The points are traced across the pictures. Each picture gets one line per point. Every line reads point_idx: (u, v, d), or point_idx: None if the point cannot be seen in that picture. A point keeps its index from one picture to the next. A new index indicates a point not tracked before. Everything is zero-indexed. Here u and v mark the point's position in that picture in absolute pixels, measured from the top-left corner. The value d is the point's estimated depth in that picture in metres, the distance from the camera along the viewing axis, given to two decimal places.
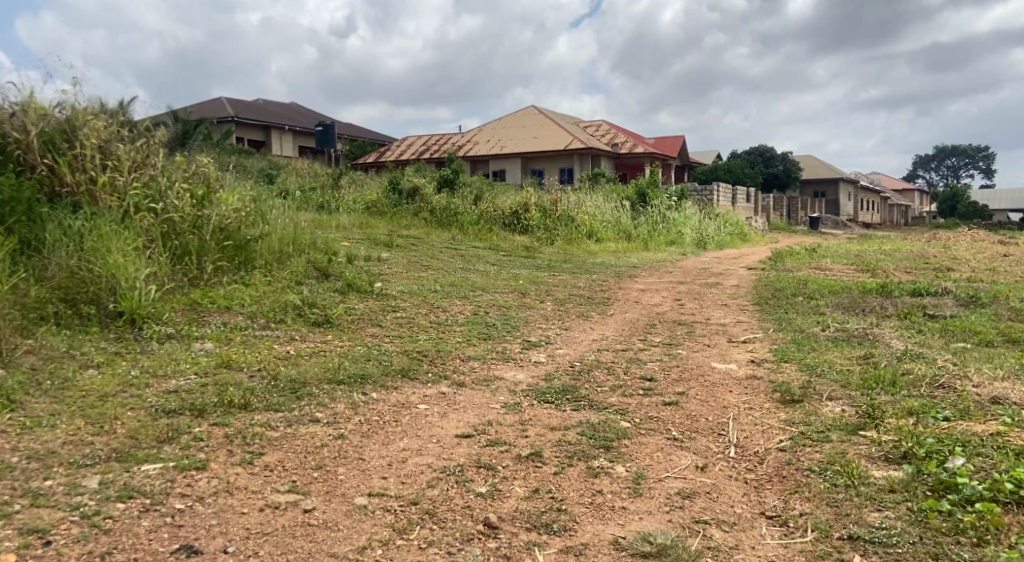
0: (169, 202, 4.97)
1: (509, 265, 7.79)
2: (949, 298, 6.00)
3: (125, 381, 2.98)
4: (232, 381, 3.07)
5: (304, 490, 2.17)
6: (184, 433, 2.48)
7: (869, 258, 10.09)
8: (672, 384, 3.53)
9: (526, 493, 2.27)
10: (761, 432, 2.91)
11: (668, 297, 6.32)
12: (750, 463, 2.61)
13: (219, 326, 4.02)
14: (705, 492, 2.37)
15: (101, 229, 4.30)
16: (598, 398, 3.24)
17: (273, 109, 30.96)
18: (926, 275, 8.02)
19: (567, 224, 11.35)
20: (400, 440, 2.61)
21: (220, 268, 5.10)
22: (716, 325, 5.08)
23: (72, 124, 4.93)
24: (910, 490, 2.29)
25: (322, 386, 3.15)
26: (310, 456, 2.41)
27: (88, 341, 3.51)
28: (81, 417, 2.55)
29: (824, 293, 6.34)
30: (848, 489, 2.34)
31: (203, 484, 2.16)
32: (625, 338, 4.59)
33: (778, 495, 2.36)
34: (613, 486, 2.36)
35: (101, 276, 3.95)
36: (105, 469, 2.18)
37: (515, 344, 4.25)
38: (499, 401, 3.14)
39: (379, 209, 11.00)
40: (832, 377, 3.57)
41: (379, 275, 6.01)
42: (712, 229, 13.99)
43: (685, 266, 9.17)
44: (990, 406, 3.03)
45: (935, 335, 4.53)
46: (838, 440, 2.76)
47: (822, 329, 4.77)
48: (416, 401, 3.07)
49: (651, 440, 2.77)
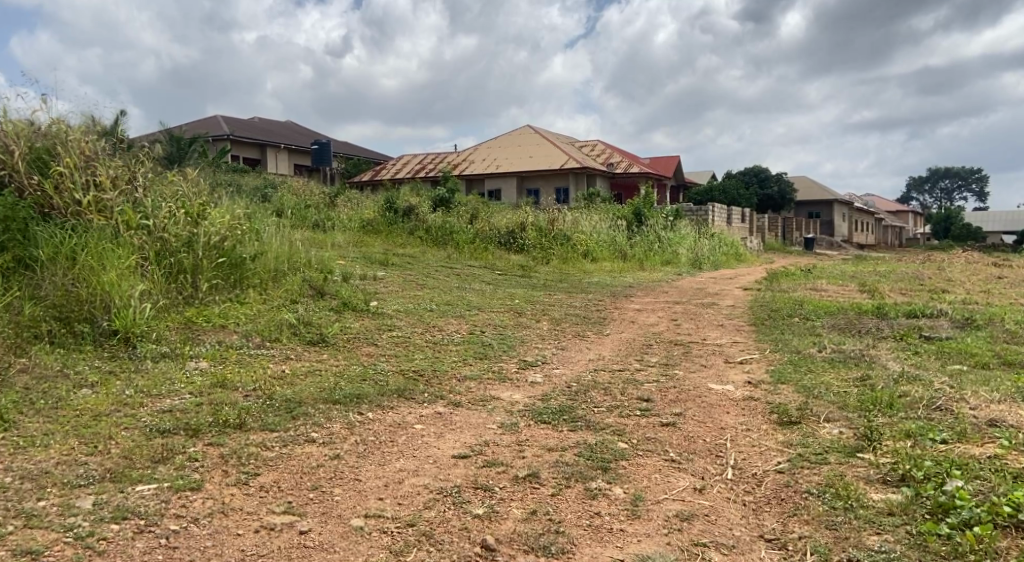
0: (164, 221, 4.97)
1: (505, 284, 7.81)
2: (944, 319, 6.03)
3: (119, 400, 2.96)
4: (227, 400, 3.06)
5: (299, 512, 2.16)
6: (179, 453, 2.46)
7: (864, 279, 10.13)
8: (669, 404, 3.53)
9: (523, 515, 2.25)
10: (759, 453, 2.90)
11: (664, 317, 6.32)
12: (748, 486, 2.60)
13: (214, 345, 4.00)
14: (704, 514, 2.36)
15: (94, 248, 4.29)
16: (595, 418, 3.24)
17: (270, 127, 31.09)
18: (921, 296, 8.07)
19: (563, 243, 11.38)
20: (396, 460, 2.60)
21: (215, 286, 5.08)
22: (712, 345, 5.08)
23: (65, 142, 4.93)
24: (909, 513, 2.29)
25: (318, 405, 3.13)
26: (306, 476, 2.39)
27: (82, 359, 3.50)
28: (75, 437, 2.53)
29: (820, 314, 6.36)
30: (847, 512, 2.33)
31: (198, 504, 2.14)
32: (622, 357, 4.59)
33: (777, 517, 2.35)
34: (611, 507, 2.34)
35: (95, 295, 3.94)
36: (100, 490, 2.15)
37: (511, 363, 4.25)
38: (495, 421, 3.13)
39: (375, 227, 11.04)
40: (829, 398, 3.57)
41: (375, 294, 6.01)
42: (707, 249, 14.07)
43: (680, 286, 9.21)
44: (987, 429, 3.03)
45: (931, 357, 4.55)
46: (836, 462, 2.76)
47: (819, 350, 4.78)
48: (413, 421, 3.06)
49: (649, 461, 2.76)
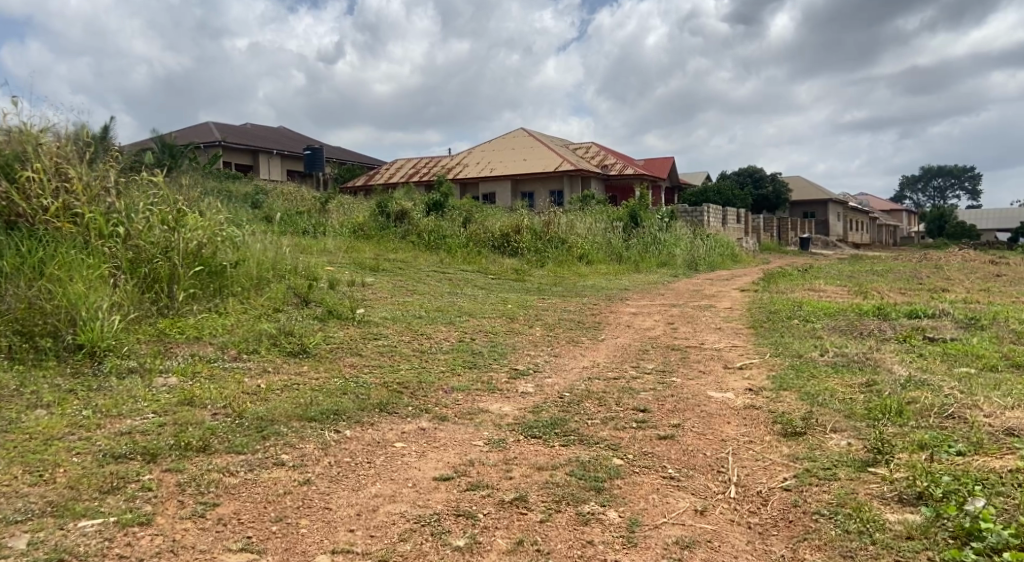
0: (136, 229, 4.75)
1: (497, 289, 7.61)
2: (948, 320, 5.84)
3: (75, 422, 2.75)
4: (193, 419, 2.86)
5: (259, 549, 1.96)
6: (132, 482, 2.26)
7: (862, 279, 9.87)
8: (667, 415, 3.33)
9: (509, 546, 2.05)
10: (763, 469, 2.71)
11: (661, 321, 6.13)
12: (752, 506, 2.41)
13: (186, 358, 3.80)
14: (706, 541, 2.17)
15: (62, 258, 4.08)
16: (588, 432, 3.04)
17: (262, 132, 30.88)
18: (920, 295, 7.93)
19: (557, 246, 11.19)
20: (372, 485, 2.39)
21: (193, 296, 4.88)
22: (710, 350, 4.90)
23: (31, 145, 4.68)
24: (930, 538, 2.10)
25: (292, 424, 2.93)
26: (270, 506, 2.19)
27: (42, 377, 3.28)
28: (19, 465, 2.32)
29: (820, 315, 6.19)
30: (861, 536, 2.14)
31: (146, 543, 1.93)
32: (617, 364, 4.40)
33: (785, 543, 2.16)
34: (605, 535, 2.15)
35: (60, 308, 3.72)
36: (37, 527, 1.95)
37: (501, 372, 4.05)
38: (482, 437, 2.93)
39: (365, 232, 10.83)
40: (835, 406, 3.38)
41: (362, 301, 5.81)
42: (703, 250, 13.88)
43: (676, 288, 9.02)
44: (1005, 439, 2.83)
45: (937, 360, 4.36)
46: (847, 478, 2.56)
47: (821, 354, 4.58)
48: (393, 439, 2.86)
49: (646, 480, 2.57)
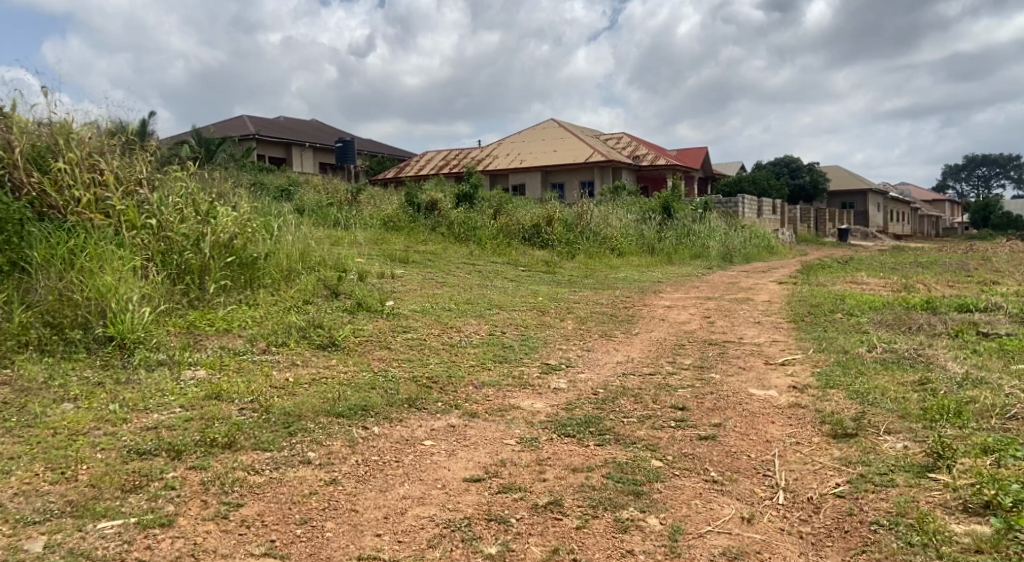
0: (167, 219, 4.72)
1: (528, 281, 7.49)
2: (1002, 313, 5.56)
3: (101, 416, 2.71)
4: (219, 414, 2.79)
5: (282, 553, 1.87)
6: (155, 481, 2.19)
7: (907, 272, 9.53)
8: (707, 414, 3.17)
9: (543, 555, 1.94)
10: (813, 473, 2.55)
11: (697, 315, 5.95)
12: (803, 513, 2.26)
13: (215, 351, 3.75)
14: (754, 551, 2.02)
15: (94, 249, 4.07)
16: (625, 431, 2.90)
17: (294, 125, 31.09)
18: (968, 287, 7.62)
19: (588, 238, 11.02)
20: (400, 486, 2.29)
21: (225, 287, 4.84)
22: (750, 345, 4.72)
23: (63, 137, 4.67)
24: (1002, 552, 1.92)
25: (319, 419, 2.84)
26: (295, 508, 2.10)
27: (72, 370, 3.26)
28: (41, 461, 2.27)
29: (864, 309, 5.95)
30: (925, 549, 1.98)
31: (165, 546, 1.86)
32: (652, 359, 4.25)
33: (841, 555, 2.01)
34: (646, 544, 2.01)
35: (91, 300, 3.70)
36: (54, 529, 1.88)
37: (533, 367, 3.92)
38: (513, 436, 2.81)
39: (395, 223, 10.76)
40: (887, 406, 3.18)
41: (391, 293, 5.73)
42: (738, 241, 13.59)
43: (712, 280, 8.79)
44: None
45: (993, 356, 4.13)
46: (905, 484, 2.39)
47: (868, 350, 4.37)
48: (422, 437, 2.75)
49: (688, 483, 2.43)
